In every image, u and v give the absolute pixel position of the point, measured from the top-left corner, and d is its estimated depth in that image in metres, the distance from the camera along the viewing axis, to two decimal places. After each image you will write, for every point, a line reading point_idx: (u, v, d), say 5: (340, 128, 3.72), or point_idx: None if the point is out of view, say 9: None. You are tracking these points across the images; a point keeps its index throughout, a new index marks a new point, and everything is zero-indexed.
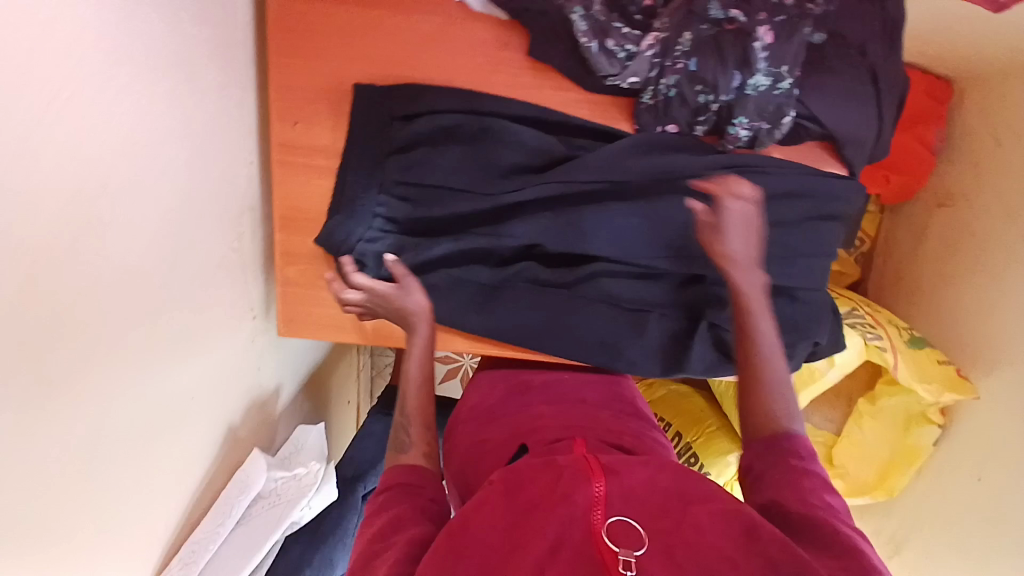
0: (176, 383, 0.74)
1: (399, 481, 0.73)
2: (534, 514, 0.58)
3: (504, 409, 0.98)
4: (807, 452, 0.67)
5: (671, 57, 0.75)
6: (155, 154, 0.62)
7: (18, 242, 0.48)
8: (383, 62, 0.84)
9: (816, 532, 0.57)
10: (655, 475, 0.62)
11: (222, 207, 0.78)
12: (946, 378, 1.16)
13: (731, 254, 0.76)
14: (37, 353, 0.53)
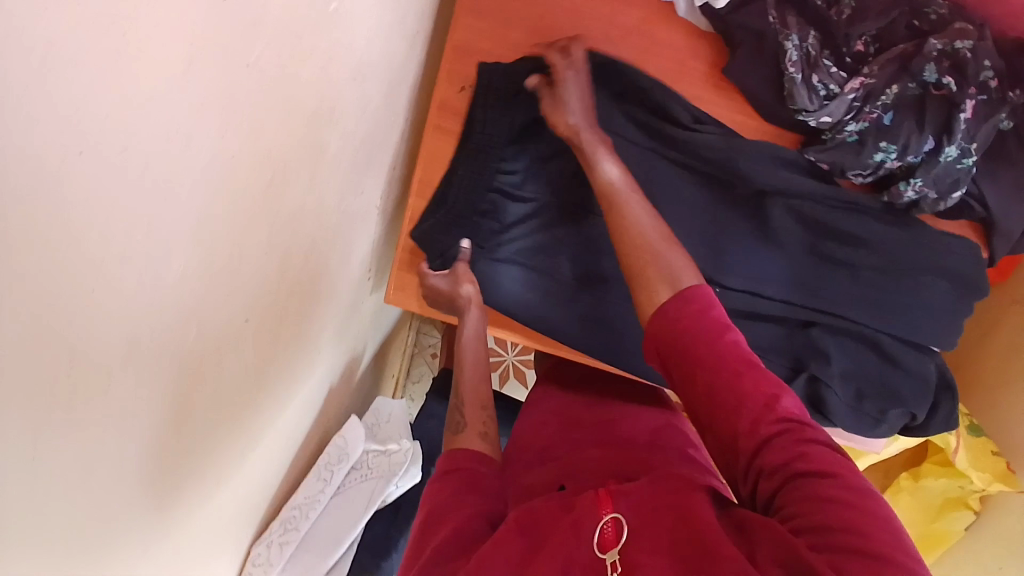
0: (306, 337, 0.68)
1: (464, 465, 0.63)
2: (551, 539, 0.51)
3: (550, 447, 0.90)
4: (706, 306, 0.56)
5: (872, 105, 0.74)
6: (359, 85, 0.57)
7: (254, 156, 0.43)
8: (564, 41, 0.80)
9: (798, 472, 0.46)
10: (660, 483, 0.54)
11: (383, 161, 0.74)
12: (996, 469, 1.19)
13: (569, 122, 0.70)
14: (226, 278, 0.47)
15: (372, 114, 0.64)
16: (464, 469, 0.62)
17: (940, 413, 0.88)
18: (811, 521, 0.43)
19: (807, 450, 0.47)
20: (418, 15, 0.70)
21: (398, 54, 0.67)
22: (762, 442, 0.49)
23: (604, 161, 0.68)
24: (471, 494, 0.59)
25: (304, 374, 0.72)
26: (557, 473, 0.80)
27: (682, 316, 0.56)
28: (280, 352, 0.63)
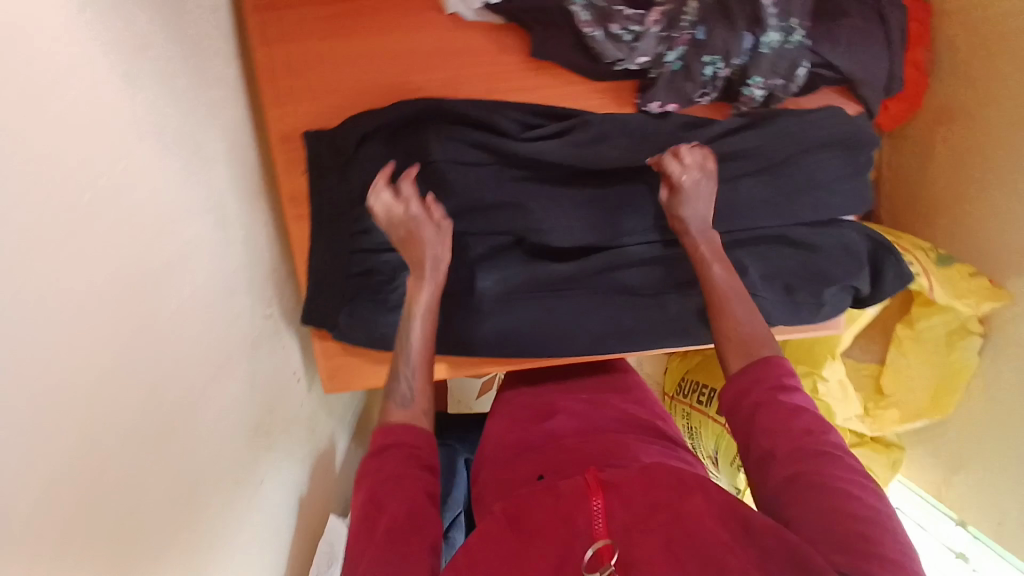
0: (240, 460, 0.72)
1: (398, 441, 0.66)
2: (541, 537, 0.60)
3: (525, 439, 0.98)
4: (783, 373, 0.72)
5: (679, 29, 0.73)
6: (170, 242, 0.59)
7: (68, 367, 0.46)
8: (376, 88, 0.79)
9: (818, 487, 0.60)
10: (653, 478, 0.65)
11: (252, 277, 0.76)
12: (980, 290, 1.16)
13: (687, 225, 0.81)
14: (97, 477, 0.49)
15: (204, 256, 0.65)
16: (397, 446, 0.65)
17: (887, 274, 0.92)
18: (826, 528, 0.57)
19: (837, 476, 0.61)
20: (219, 136, 0.70)
21: (212, 181, 0.68)
22: (800, 462, 0.63)
23: (710, 258, 0.81)
24: (409, 468, 0.63)
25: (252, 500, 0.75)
26: (540, 462, 0.90)
27: (760, 380, 0.72)
28: (212, 491, 0.67)
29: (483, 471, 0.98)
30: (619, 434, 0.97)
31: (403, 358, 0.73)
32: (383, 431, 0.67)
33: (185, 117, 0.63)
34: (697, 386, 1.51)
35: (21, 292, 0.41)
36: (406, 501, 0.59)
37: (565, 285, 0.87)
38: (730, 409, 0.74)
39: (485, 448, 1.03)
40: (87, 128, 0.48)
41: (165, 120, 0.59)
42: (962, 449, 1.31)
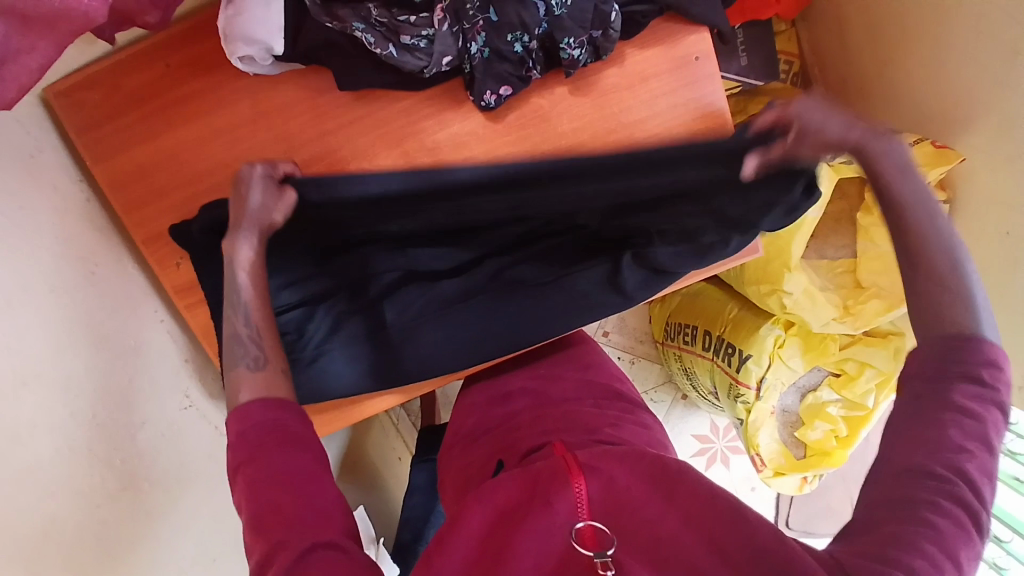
0: (167, 555, 0.76)
1: (262, 421, 0.60)
2: (515, 520, 0.63)
3: (482, 423, 1.00)
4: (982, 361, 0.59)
5: (467, 18, 0.72)
6: (47, 379, 0.63)
7: None
8: (215, 168, 0.81)
9: (908, 504, 0.55)
10: (635, 466, 0.67)
11: (159, 379, 0.79)
12: (925, 156, 1.08)
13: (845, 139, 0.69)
14: None
15: (90, 378, 0.69)
16: (269, 429, 0.59)
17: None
18: (884, 545, 0.53)
19: (938, 500, 0.55)
20: (74, 261, 0.73)
21: (73, 304, 0.71)
22: (919, 483, 0.56)
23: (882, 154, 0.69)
24: (289, 451, 0.58)
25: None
26: (494, 445, 0.92)
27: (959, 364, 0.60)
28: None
29: (447, 469, 0.99)
30: (577, 403, 0.97)
31: (240, 320, 0.68)
32: (241, 415, 0.60)
33: (34, 257, 0.67)
34: (683, 327, 1.45)
35: None
36: (295, 495, 0.55)
37: (458, 297, 0.87)
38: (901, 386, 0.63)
39: (449, 441, 1.04)
40: None
41: (12, 268, 0.64)
42: None
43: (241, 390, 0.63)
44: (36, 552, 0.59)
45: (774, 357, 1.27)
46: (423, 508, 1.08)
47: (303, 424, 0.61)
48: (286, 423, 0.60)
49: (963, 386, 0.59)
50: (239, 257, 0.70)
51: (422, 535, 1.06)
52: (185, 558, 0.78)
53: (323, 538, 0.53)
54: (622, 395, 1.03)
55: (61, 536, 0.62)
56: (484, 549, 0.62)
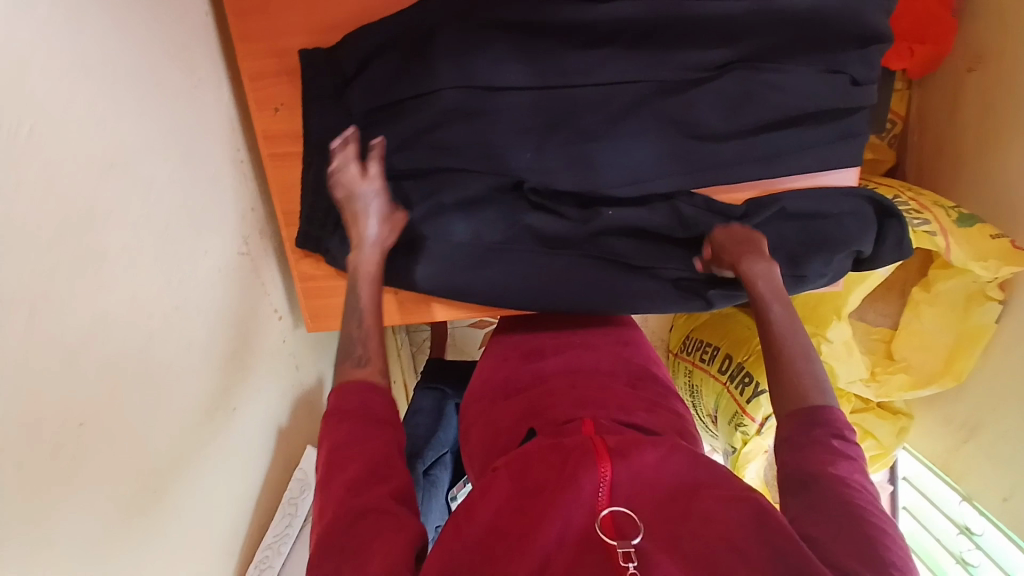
0: (219, 389, 0.74)
1: (348, 401, 0.67)
2: (541, 498, 0.59)
3: (512, 380, 0.97)
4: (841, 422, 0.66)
5: None
6: (134, 173, 0.60)
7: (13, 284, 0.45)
8: (345, 25, 0.78)
9: (839, 524, 0.57)
10: (664, 457, 0.63)
11: (228, 216, 0.77)
12: (998, 251, 1.08)
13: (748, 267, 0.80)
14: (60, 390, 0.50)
15: (170, 189, 0.66)
16: (347, 408, 0.66)
17: (888, 238, 0.88)
18: (862, 552, 0.54)
19: (863, 513, 0.58)
20: (183, 68, 0.69)
21: (176, 110, 0.68)
22: (839, 496, 0.59)
23: (770, 298, 0.78)
24: (369, 394, 0.68)
25: (242, 431, 0.79)
26: (526, 403, 0.86)
27: (818, 422, 0.66)
28: (201, 413, 0.70)
29: (472, 422, 0.95)
30: (611, 379, 0.93)
31: (353, 320, 0.74)
32: (338, 393, 0.68)
33: (151, 46, 0.63)
34: (703, 344, 1.44)
35: None
36: (359, 461, 0.62)
37: (549, 244, 0.85)
38: (793, 445, 0.66)
39: (475, 393, 1.01)
40: (32, 50, 0.47)
41: (130, 47, 0.60)
42: (977, 416, 1.26)
43: (356, 369, 0.70)
44: (108, 353, 0.56)
45: None
46: (425, 431, 1.06)
47: (387, 405, 0.68)
48: (370, 402, 0.67)
49: (830, 457, 0.63)
50: (361, 266, 0.77)
51: (419, 453, 1.01)
52: (222, 397, 0.74)
53: (376, 501, 0.59)
54: (656, 377, 0.99)
55: (125, 337, 0.58)
56: (505, 521, 0.59)
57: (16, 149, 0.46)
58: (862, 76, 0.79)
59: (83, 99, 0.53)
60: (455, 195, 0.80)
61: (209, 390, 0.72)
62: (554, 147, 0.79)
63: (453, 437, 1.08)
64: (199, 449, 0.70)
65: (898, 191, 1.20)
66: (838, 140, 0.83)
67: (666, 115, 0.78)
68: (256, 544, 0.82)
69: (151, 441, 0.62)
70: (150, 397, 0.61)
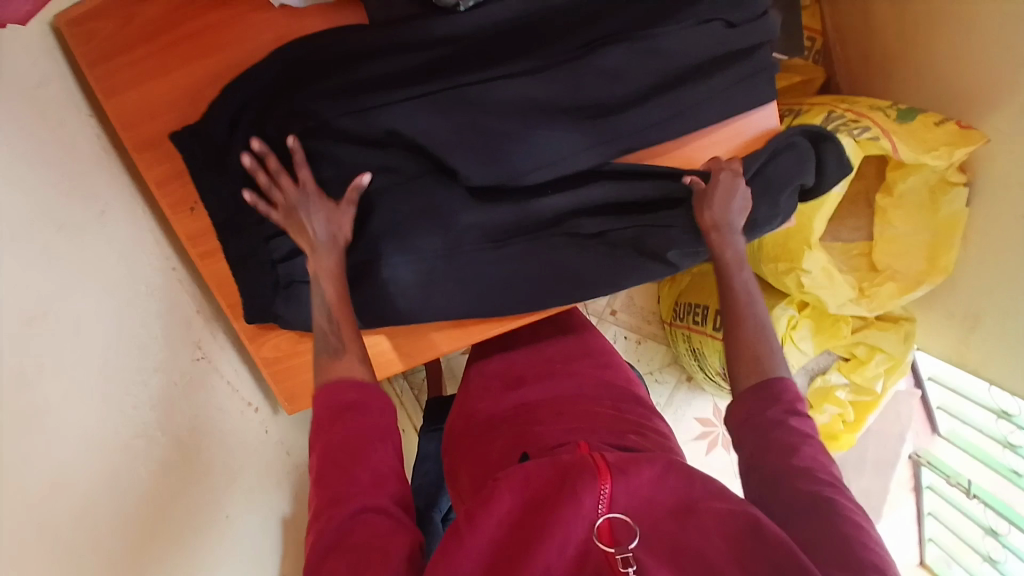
0: (205, 503, 0.73)
1: (331, 404, 0.64)
2: (541, 510, 0.58)
3: (497, 412, 0.90)
4: (794, 393, 0.69)
5: None
6: (57, 316, 0.59)
7: None
8: None
9: (812, 514, 0.58)
10: (662, 473, 0.61)
11: (172, 328, 0.76)
12: (951, 135, 1.08)
13: (715, 221, 0.81)
14: (30, 557, 0.49)
15: (102, 321, 0.65)
16: (343, 406, 0.64)
17: (827, 164, 0.88)
18: (830, 554, 0.55)
19: (839, 502, 0.59)
20: (83, 196, 0.68)
21: (85, 244, 0.67)
22: (807, 485, 0.61)
23: (733, 267, 0.80)
24: (360, 387, 0.66)
25: (242, 536, 0.78)
26: (512, 435, 0.81)
27: (772, 400, 0.68)
28: (195, 533, 0.69)
29: (457, 460, 0.87)
30: (598, 400, 0.88)
31: (320, 314, 0.73)
32: (326, 390, 0.66)
33: (46, 185, 0.62)
34: (693, 307, 1.43)
35: None
36: (366, 462, 0.60)
37: (499, 239, 0.84)
38: (747, 432, 0.68)
39: (458, 426, 0.93)
40: None
41: (26, 192, 0.59)
42: (977, 303, 1.24)
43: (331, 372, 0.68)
44: (77, 507, 0.55)
45: (786, 338, 1.28)
46: (435, 476, 1.05)
47: (380, 395, 0.66)
48: (357, 402, 0.64)
49: (791, 443, 0.64)
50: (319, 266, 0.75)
51: (435, 501, 1.03)
52: (212, 510, 0.73)
53: (377, 501, 0.58)
54: (642, 401, 0.92)
55: (89, 481, 0.57)
56: (508, 541, 0.57)
57: None
58: (740, 18, 0.78)
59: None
60: (382, 217, 0.79)
61: (195, 507, 0.71)
62: (469, 148, 0.76)
63: None
64: (200, 570, 0.69)
65: (833, 107, 1.17)
66: (746, 79, 0.81)
67: (570, 91, 0.77)
68: None
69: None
70: (131, 531, 0.61)
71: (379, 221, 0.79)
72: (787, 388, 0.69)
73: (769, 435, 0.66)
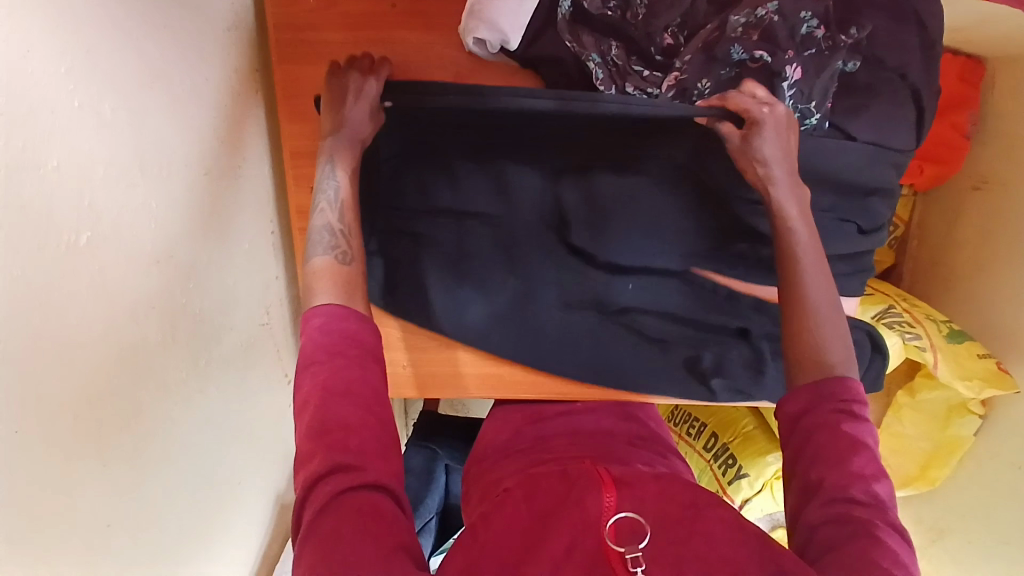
0: (230, 459, 0.77)
1: (333, 328, 0.62)
2: (550, 517, 0.61)
3: (515, 442, 0.94)
4: (855, 397, 0.62)
5: (691, 101, 0.72)
6: (173, 260, 0.63)
7: (59, 395, 0.49)
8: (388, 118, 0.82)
9: (847, 535, 0.53)
10: (666, 484, 0.64)
11: (254, 289, 0.80)
12: (987, 372, 1.13)
13: (771, 174, 0.71)
14: (89, 488, 0.53)
15: (208, 273, 0.69)
16: (337, 337, 0.61)
17: (870, 374, 0.94)
18: None
19: (882, 530, 0.53)
20: (229, 149, 0.72)
21: (221, 198, 0.71)
22: (841, 505, 0.55)
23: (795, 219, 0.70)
24: (352, 323, 0.63)
25: (244, 502, 0.82)
26: (524, 462, 0.86)
27: (830, 394, 0.62)
28: (212, 487, 0.73)
29: (475, 482, 0.92)
30: (612, 438, 0.90)
31: (331, 213, 0.70)
32: (311, 315, 0.63)
33: (203, 132, 0.67)
34: (690, 419, 1.48)
35: (42, 320, 0.47)
36: (360, 428, 0.57)
37: (578, 307, 0.89)
38: (790, 416, 0.64)
39: (477, 453, 0.98)
40: (90, 160, 0.51)
41: (187, 137, 0.64)
42: (947, 521, 1.31)
43: (316, 291, 0.65)
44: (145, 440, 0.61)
45: (768, 484, 1.31)
46: (415, 493, 1.09)
47: (370, 334, 0.64)
48: (353, 333, 0.62)
49: (834, 446, 0.59)
50: (340, 163, 0.73)
51: None
52: (230, 470, 0.77)
53: (379, 476, 0.55)
54: (659, 440, 0.94)
55: (155, 424, 0.62)
56: (518, 543, 0.59)
57: (70, 258, 0.50)
58: (863, 221, 0.81)
59: (138, 199, 0.57)
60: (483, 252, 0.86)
61: (221, 463, 0.75)
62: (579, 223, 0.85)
63: (438, 500, 1.12)
64: (208, 522, 0.73)
65: (894, 300, 1.24)
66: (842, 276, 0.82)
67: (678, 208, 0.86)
68: None
69: (167, 520, 0.65)
70: (170, 474, 0.65)
71: (477, 253, 0.86)
72: (849, 385, 0.62)
73: (818, 419, 0.61)
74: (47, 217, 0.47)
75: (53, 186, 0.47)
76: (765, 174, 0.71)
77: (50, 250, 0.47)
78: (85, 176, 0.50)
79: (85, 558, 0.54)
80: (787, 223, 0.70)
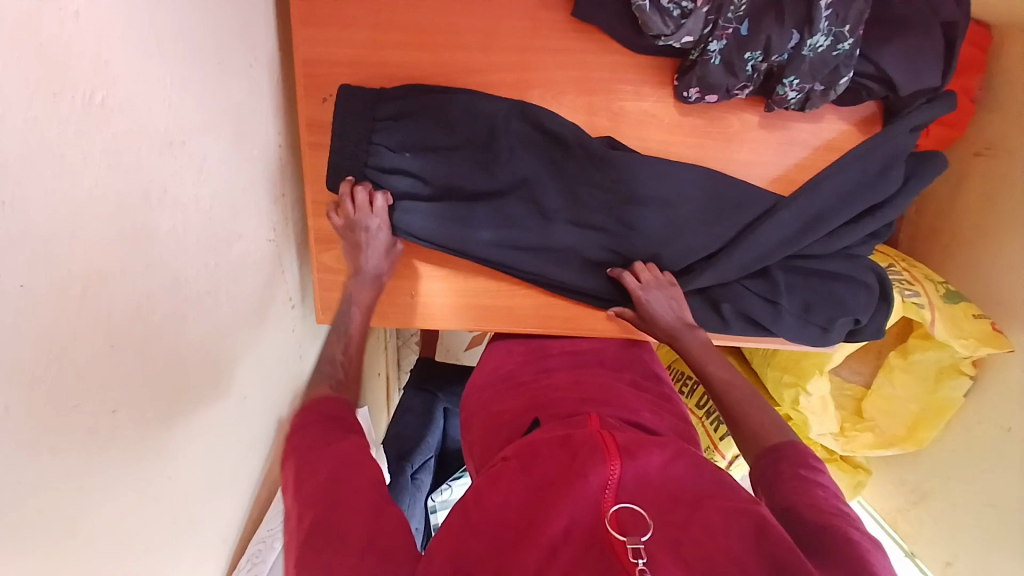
0: (232, 378, 0.75)
1: (315, 412, 0.71)
2: (547, 493, 0.57)
3: (517, 375, 0.93)
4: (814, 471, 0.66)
5: (726, 17, 0.71)
6: (189, 151, 0.59)
7: (65, 271, 0.46)
8: (407, 28, 0.78)
9: (822, 544, 0.56)
10: (672, 461, 0.61)
11: (264, 202, 0.77)
12: (982, 332, 1.14)
13: (670, 327, 0.86)
14: (91, 379, 0.51)
15: (223, 172, 0.66)
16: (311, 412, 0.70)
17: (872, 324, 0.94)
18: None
19: (855, 536, 0.57)
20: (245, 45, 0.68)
21: (239, 99, 0.68)
22: (817, 518, 0.59)
23: (708, 358, 0.83)
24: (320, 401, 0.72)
25: (246, 424, 0.80)
26: (527, 398, 0.84)
27: (793, 463, 0.66)
28: (215, 400, 0.72)
29: (475, 411, 0.90)
30: (617, 378, 0.88)
31: (338, 348, 0.83)
32: (314, 405, 0.72)
33: (226, 18, 0.62)
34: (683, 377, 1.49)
35: (51, 186, 0.43)
36: (351, 467, 0.63)
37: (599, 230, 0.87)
38: (763, 490, 0.66)
39: (477, 382, 0.97)
40: (113, 21, 0.47)
41: (209, 20, 0.60)
42: (931, 482, 1.34)
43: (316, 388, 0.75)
44: (145, 345, 0.57)
45: None
46: (413, 433, 1.08)
47: (340, 408, 0.72)
48: (321, 408, 0.72)
49: (795, 485, 0.63)
50: (358, 298, 0.86)
51: (407, 456, 1.05)
52: (232, 389, 0.75)
53: (359, 487, 0.61)
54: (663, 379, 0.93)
55: (163, 320, 0.59)
56: (513, 517, 0.56)
57: (85, 124, 0.45)
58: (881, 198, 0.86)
59: (160, 74, 0.53)
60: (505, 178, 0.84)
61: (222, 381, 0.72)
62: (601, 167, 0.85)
63: (437, 440, 1.10)
64: (208, 437, 0.71)
65: (894, 260, 1.26)
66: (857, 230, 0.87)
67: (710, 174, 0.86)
68: (250, 537, 0.88)
69: (168, 427, 0.63)
70: (174, 380, 0.62)
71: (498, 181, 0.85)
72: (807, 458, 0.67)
73: (781, 477, 0.66)
74: (63, 71, 0.43)
75: (71, 39, 0.43)
76: (668, 327, 0.85)
77: (63, 106, 0.43)
78: (103, 34, 0.46)
79: (84, 448, 0.51)
80: (681, 338, 0.85)
